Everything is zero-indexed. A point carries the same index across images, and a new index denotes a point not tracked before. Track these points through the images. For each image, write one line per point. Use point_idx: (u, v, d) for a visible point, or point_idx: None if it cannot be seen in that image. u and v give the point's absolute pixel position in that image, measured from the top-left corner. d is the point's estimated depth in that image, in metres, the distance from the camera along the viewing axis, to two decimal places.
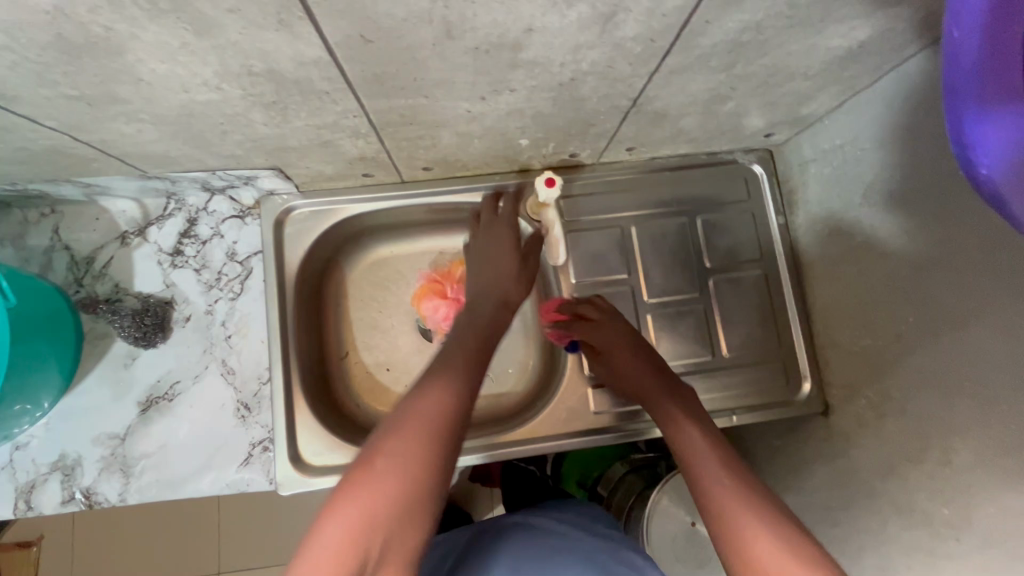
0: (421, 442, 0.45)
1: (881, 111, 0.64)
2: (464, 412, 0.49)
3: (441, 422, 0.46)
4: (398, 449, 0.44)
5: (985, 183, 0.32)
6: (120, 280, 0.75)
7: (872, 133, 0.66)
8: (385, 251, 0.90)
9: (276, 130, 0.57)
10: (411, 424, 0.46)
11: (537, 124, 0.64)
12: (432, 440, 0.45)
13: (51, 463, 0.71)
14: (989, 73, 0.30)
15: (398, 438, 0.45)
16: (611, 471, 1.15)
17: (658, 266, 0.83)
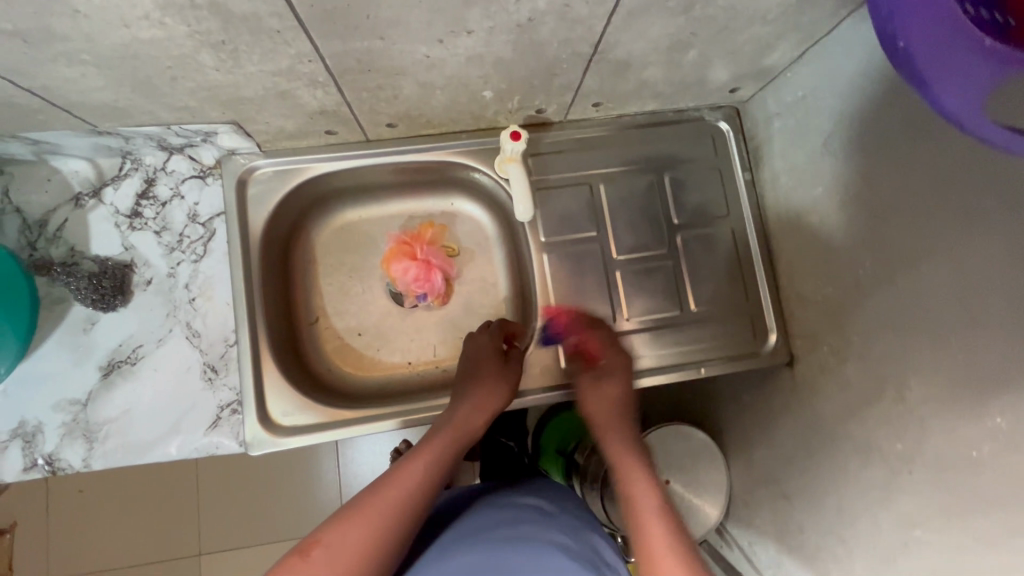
0: (382, 522, 0.56)
1: (839, 58, 0.65)
2: (443, 473, 0.66)
3: (422, 483, 0.62)
4: (360, 518, 0.55)
5: (948, 112, 0.37)
6: (76, 243, 0.73)
7: (831, 82, 0.67)
8: (353, 215, 0.89)
9: (230, 77, 0.56)
10: (395, 477, 0.61)
11: (499, 73, 0.64)
12: (413, 500, 0.60)
13: (10, 430, 0.69)
14: (916, 24, 0.37)
15: (364, 508, 0.56)
16: (588, 438, 1.18)
17: (628, 224, 0.83)
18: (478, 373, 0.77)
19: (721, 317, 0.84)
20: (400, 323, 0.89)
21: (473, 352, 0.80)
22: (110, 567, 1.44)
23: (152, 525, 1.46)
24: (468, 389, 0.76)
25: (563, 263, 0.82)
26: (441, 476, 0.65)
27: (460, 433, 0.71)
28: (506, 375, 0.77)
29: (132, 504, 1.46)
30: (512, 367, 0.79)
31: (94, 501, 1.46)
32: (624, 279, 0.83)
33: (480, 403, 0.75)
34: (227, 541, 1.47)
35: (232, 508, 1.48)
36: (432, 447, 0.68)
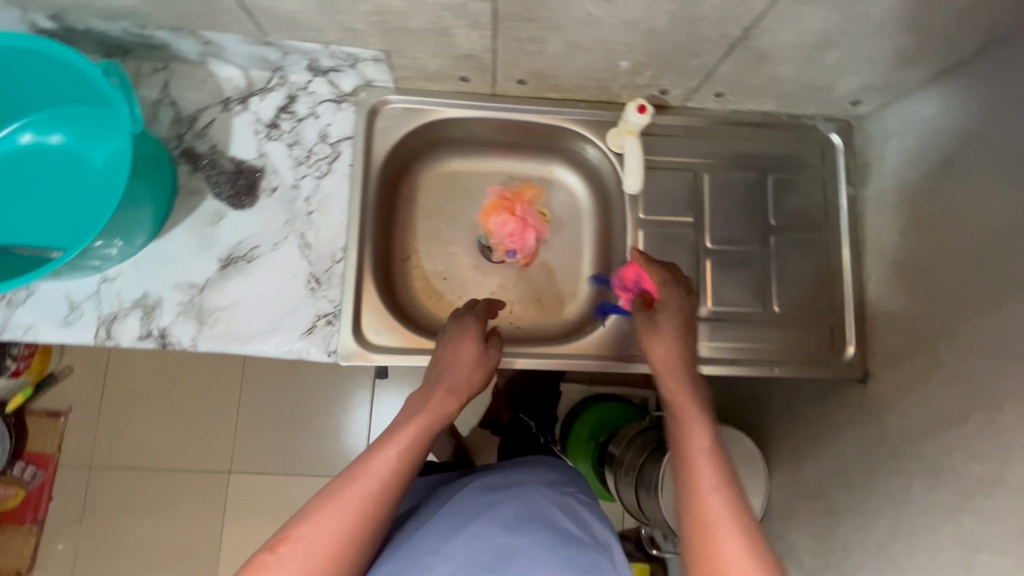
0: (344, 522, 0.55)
1: (977, 81, 0.66)
2: (414, 460, 0.63)
3: (390, 475, 0.59)
4: (324, 520, 0.55)
5: None
6: (218, 142, 0.79)
7: (966, 103, 0.67)
8: (457, 165, 0.94)
9: (407, 4, 0.60)
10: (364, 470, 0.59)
11: (644, 43, 0.66)
12: (380, 495, 0.58)
13: (134, 300, 0.76)
14: None
15: (329, 508, 0.56)
16: (623, 432, 1.23)
17: (724, 217, 0.85)
18: (456, 361, 0.74)
19: (801, 322, 0.84)
20: (483, 275, 0.92)
21: (456, 335, 0.77)
22: (150, 466, 1.53)
23: (193, 434, 1.55)
24: (448, 370, 0.73)
25: (655, 242, 0.84)
26: (411, 464, 0.62)
27: (434, 415, 0.68)
28: (484, 359, 0.75)
29: (179, 412, 1.55)
30: (487, 346, 0.76)
31: (146, 403, 1.55)
32: (713, 268, 0.84)
33: (461, 383, 0.73)
34: (258, 464, 1.54)
35: (268, 434, 1.55)
36: (403, 431, 0.65)
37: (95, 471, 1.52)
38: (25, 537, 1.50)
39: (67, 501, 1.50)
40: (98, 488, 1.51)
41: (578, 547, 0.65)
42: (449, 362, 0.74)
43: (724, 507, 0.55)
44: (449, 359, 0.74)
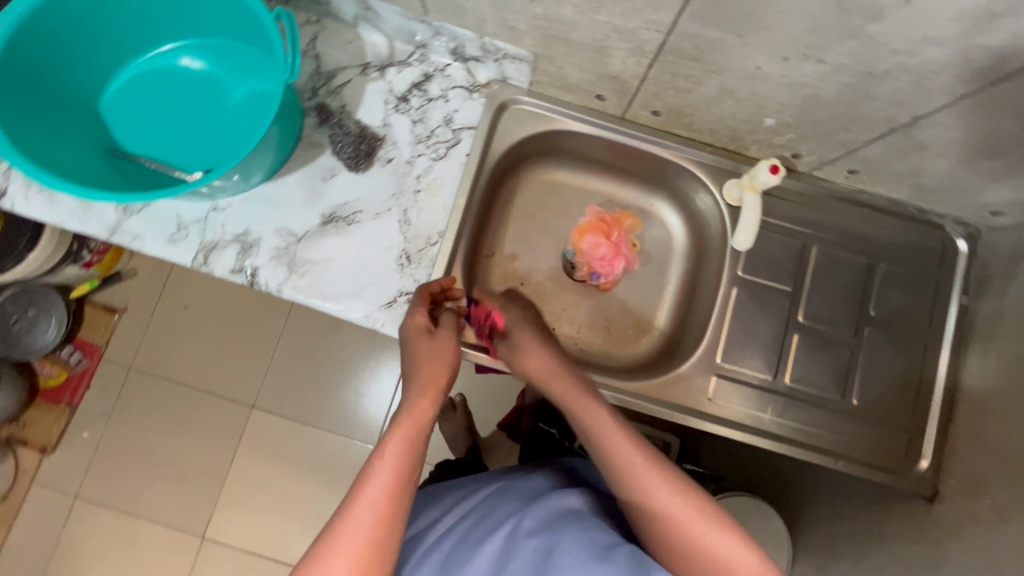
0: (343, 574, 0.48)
1: None
2: (404, 484, 0.54)
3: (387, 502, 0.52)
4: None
5: None
6: (348, 103, 0.80)
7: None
8: (561, 177, 0.93)
9: (579, 18, 0.60)
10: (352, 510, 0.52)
11: (801, 107, 0.64)
12: (376, 536, 0.51)
13: (235, 234, 0.78)
14: None
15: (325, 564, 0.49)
16: None
17: (824, 295, 0.82)
18: (430, 359, 0.66)
19: (878, 422, 0.80)
20: (560, 290, 0.92)
21: (407, 326, 0.69)
22: (184, 382, 1.58)
23: (230, 363, 1.60)
24: (423, 369, 0.64)
25: (745, 303, 0.82)
26: (403, 491, 0.54)
27: (417, 422, 0.59)
28: (444, 352, 0.68)
29: (223, 338, 1.60)
30: (449, 331, 0.70)
31: (195, 322, 1.60)
32: (798, 343, 0.81)
33: (433, 377, 0.64)
34: (283, 408, 1.58)
35: (299, 381, 1.59)
36: (390, 442, 0.56)
37: (133, 374, 1.58)
38: (55, 419, 1.54)
39: (102, 394, 1.57)
40: (132, 390, 1.57)
41: (619, 542, 0.57)
42: (426, 360, 0.66)
43: (687, 505, 0.54)
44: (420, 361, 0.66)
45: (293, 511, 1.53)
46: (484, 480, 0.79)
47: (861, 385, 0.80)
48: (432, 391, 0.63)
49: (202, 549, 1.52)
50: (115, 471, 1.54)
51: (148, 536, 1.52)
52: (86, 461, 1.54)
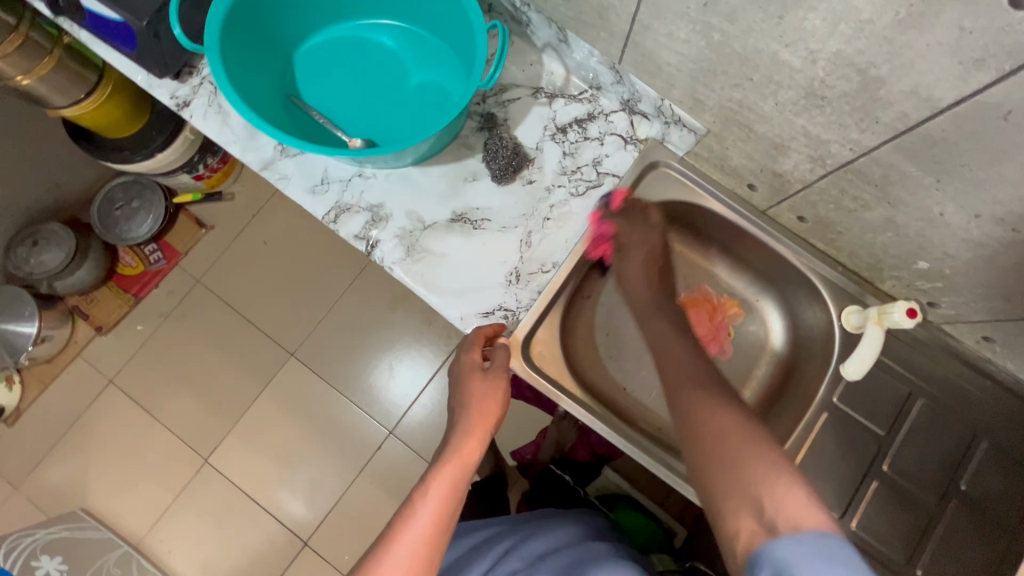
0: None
1: None
2: (445, 520, 0.61)
3: (431, 530, 0.59)
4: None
5: None
6: (510, 119, 0.83)
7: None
8: (678, 246, 0.93)
9: (773, 113, 0.61)
10: (405, 533, 0.59)
11: (965, 262, 0.62)
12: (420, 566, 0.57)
13: (369, 204, 0.82)
14: None
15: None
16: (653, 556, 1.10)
17: (916, 451, 0.77)
18: (481, 397, 0.72)
19: None
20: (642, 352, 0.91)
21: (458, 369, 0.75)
22: (240, 311, 1.65)
23: (286, 306, 1.65)
24: (472, 409, 0.71)
25: (832, 430, 0.79)
26: (443, 526, 0.61)
27: (461, 466, 0.66)
28: (494, 390, 0.73)
29: (288, 282, 1.66)
30: (502, 373, 0.74)
31: (269, 259, 1.67)
32: (875, 491, 0.77)
33: (486, 419, 0.71)
34: (319, 365, 1.61)
35: (343, 345, 1.62)
36: (441, 474, 0.64)
37: (199, 287, 1.66)
38: (119, 304, 1.62)
39: (166, 297, 1.65)
40: (193, 301, 1.65)
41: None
42: (479, 403, 0.71)
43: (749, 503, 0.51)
44: (476, 401, 0.71)
45: (295, 465, 1.55)
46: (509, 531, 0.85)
47: (928, 556, 0.75)
48: (479, 432, 0.70)
49: (202, 470, 1.56)
50: (152, 371, 1.61)
51: (159, 441, 1.57)
52: (131, 352, 1.62)
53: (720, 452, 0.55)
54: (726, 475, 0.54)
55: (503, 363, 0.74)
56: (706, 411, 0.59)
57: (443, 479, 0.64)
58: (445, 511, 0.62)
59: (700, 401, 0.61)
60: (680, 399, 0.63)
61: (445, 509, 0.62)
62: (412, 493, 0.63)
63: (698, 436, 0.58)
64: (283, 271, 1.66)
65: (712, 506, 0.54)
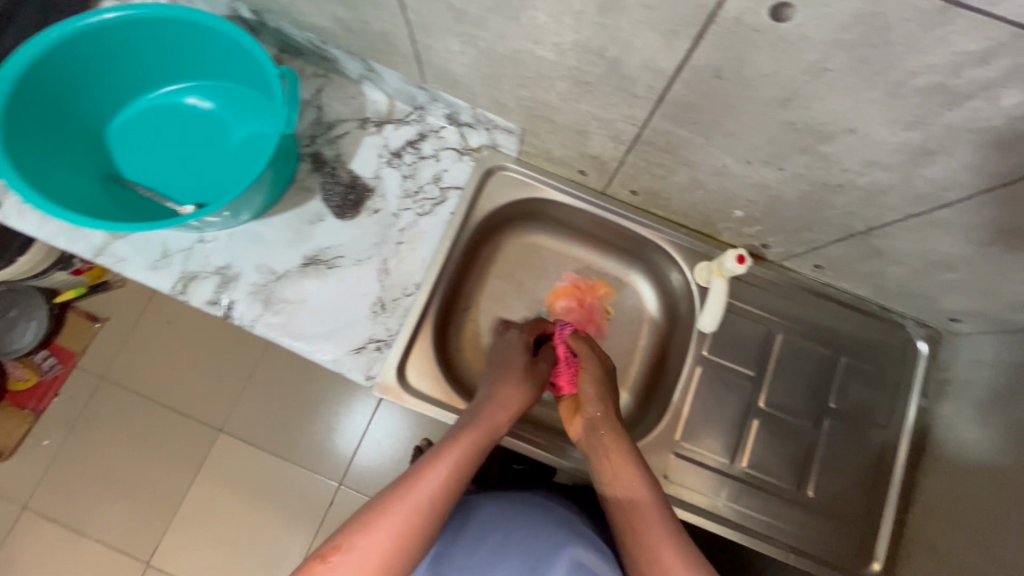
0: (389, 542, 0.56)
1: None
2: (445, 501, 0.60)
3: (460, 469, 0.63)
4: (398, 503, 0.58)
5: None
6: (343, 154, 0.84)
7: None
8: (543, 240, 0.96)
9: (561, 104, 0.64)
10: (414, 488, 0.59)
11: (766, 204, 0.68)
12: (449, 488, 0.61)
13: (216, 267, 0.80)
14: None
15: (375, 530, 0.56)
16: None
17: (785, 383, 0.83)
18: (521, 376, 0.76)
19: (834, 517, 0.79)
20: None
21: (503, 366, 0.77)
22: (155, 400, 1.56)
23: (210, 383, 1.58)
24: (492, 410, 0.71)
25: (709, 383, 0.83)
26: (443, 504, 0.60)
27: (488, 427, 0.69)
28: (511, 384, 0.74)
29: (202, 356, 1.59)
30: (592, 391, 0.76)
31: (177, 338, 1.60)
32: (758, 429, 0.82)
33: (519, 394, 0.74)
34: (251, 434, 1.55)
35: (276, 410, 1.57)
36: (472, 429, 0.67)
37: (105, 385, 1.56)
38: (18, 423, 1.50)
39: (69, 402, 1.54)
40: (103, 400, 1.55)
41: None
42: (501, 402, 0.72)
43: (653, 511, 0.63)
44: (495, 395, 0.73)
45: (247, 544, 1.48)
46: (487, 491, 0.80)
47: (815, 477, 0.80)
48: (513, 400, 0.73)
49: None
50: (69, 485, 1.50)
51: (92, 557, 1.46)
52: (41, 471, 1.50)
53: (635, 491, 0.65)
54: (646, 527, 0.62)
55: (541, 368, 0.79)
56: (616, 459, 0.69)
57: (450, 459, 0.63)
58: (445, 491, 0.61)
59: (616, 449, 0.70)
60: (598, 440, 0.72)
61: (446, 490, 0.61)
62: (425, 456, 0.64)
63: (617, 474, 0.68)
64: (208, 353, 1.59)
65: (631, 533, 0.63)
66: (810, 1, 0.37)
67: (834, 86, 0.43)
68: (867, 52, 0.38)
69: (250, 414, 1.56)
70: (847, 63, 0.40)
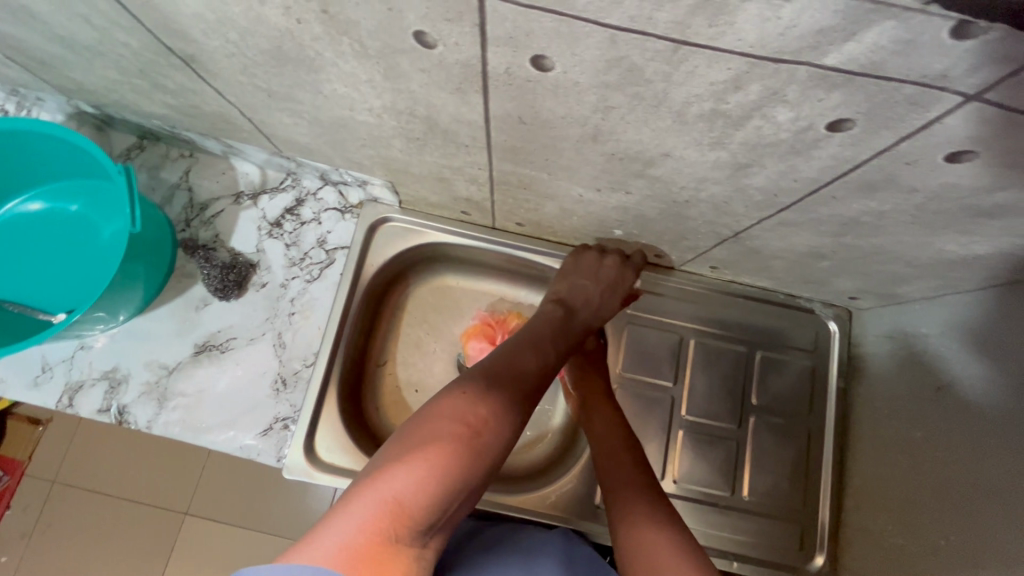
0: (444, 468, 0.47)
1: (965, 316, 0.62)
2: (497, 449, 0.52)
3: (505, 422, 0.53)
4: (448, 439, 0.49)
5: None
6: (221, 233, 0.81)
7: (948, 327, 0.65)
8: (451, 280, 0.93)
9: (408, 157, 0.62)
10: (457, 432, 0.49)
11: (636, 222, 0.66)
12: (481, 453, 0.50)
13: (102, 371, 0.76)
14: None
15: (430, 457, 0.47)
16: None
17: (704, 387, 0.82)
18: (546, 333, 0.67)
19: (772, 516, 0.78)
20: None
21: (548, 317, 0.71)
22: (107, 491, 1.29)
23: (161, 469, 1.31)
24: (529, 359, 0.61)
25: (630, 401, 0.82)
26: (490, 452, 0.51)
27: (521, 382, 0.58)
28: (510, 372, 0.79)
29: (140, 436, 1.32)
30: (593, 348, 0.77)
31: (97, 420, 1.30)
32: (684, 440, 0.81)
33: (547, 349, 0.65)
34: (222, 510, 1.29)
35: (248, 492, 1.31)
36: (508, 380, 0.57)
37: (60, 488, 1.29)
38: None
39: (21, 516, 1.27)
40: (54, 507, 1.28)
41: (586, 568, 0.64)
42: (535, 354, 0.62)
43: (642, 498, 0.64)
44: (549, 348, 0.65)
45: None
46: (548, 543, 0.67)
47: (747, 478, 0.79)
48: (534, 352, 0.63)
49: None
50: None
51: None
52: None
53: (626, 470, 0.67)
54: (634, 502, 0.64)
55: (531, 372, 0.60)
56: (608, 445, 0.71)
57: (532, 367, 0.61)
58: (493, 442, 0.51)
59: (630, 485, 0.66)
60: (604, 475, 0.68)
61: (498, 433, 0.52)
62: (464, 390, 0.54)
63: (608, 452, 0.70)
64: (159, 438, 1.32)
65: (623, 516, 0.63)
66: (560, 53, 0.36)
67: (628, 119, 0.42)
68: (637, 89, 0.38)
69: (214, 500, 1.30)
70: (627, 100, 0.39)
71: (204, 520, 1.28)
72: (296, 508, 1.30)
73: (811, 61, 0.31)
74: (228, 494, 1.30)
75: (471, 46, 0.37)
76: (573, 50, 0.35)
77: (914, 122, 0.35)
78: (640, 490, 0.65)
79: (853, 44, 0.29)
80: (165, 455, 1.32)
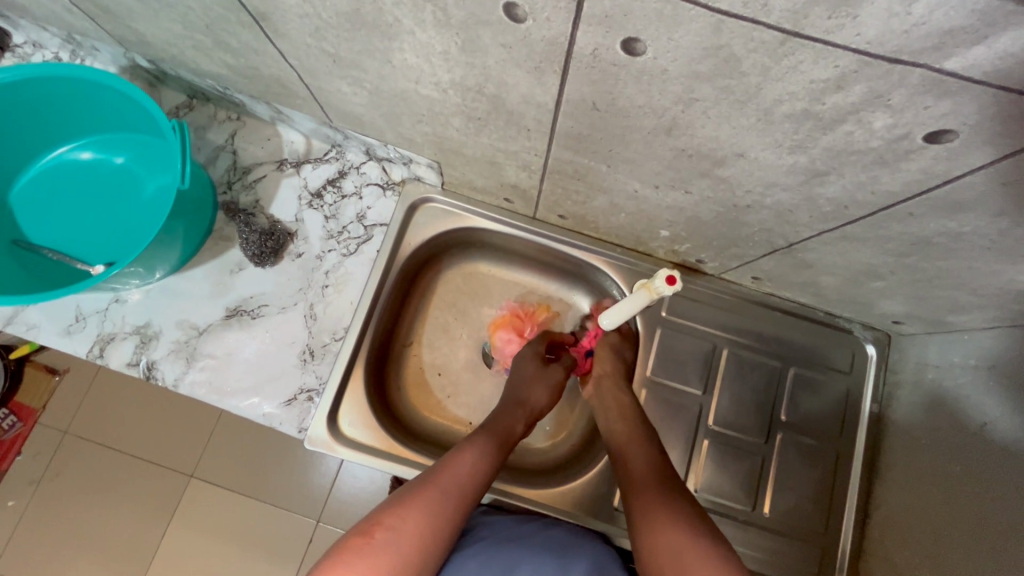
0: (415, 528, 0.55)
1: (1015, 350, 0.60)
2: (463, 501, 0.60)
3: (469, 468, 0.62)
4: (414, 509, 0.56)
5: None
6: (262, 198, 0.81)
7: (995, 361, 0.62)
8: (483, 267, 0.92)
9: (464, 137, 0.61)
10: (419, 497, 0.58)
11: (686, 224, 0.65)
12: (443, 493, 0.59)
13: (135, 326, 0.76)
14: None
15: (403, 519, 0.55)
16: None
17: (733, 399, 0.81)
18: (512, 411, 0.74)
19: (792, 535, 0.77)
20: (476, 380, 0.88)
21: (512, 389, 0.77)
22: (119, 446, 1.30)
23: (174, 430, 1.32)
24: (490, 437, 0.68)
25: (656, 406, 0.81)
26: (454, 507, 0.59)
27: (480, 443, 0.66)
28: (529, 404, 0.76)
29: (156, 396, 1.33)
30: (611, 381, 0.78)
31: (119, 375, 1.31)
32: (707, 450, 0.79)
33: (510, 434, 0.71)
34: (232, 476, 1.30)
35: (256, 462, 1.31)
36: (461, 455, 0.64)
37: (74, 438, 1.30)
38: None
39: (32, 461, 1.28)
40: (68, 456, 1.29)
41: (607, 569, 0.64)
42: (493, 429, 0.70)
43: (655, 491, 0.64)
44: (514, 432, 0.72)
45: None
46: (577, 542, 0.66)
47: (769, 494, 0.78)
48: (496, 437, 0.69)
49: None
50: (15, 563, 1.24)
51: None
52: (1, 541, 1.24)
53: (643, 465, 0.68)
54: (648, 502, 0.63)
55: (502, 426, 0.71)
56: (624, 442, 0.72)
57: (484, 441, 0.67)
58: (455, 499, 0.59)
59: (647, 489, 0.65)
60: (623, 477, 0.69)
61: (464, 485, 0.61)
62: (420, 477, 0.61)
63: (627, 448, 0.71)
64: (175, 400, 1.34)
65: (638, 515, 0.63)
66: (656, 37, 0.34)
67: (710, 114, 0.41)
68: (727, 83, 0.36)
69: (222, 465, 1.30)
70: (714, 93, 0.38)
71: (212, 484, 1.29)
72: (303, 480, 1.30)
73: (930, 64, 0.30)
74: (237, 460, 1.31)
75: (562, 23, 0.36)
76: (669, 35, 0.34)
77: (1021, 137, 0.33)
78: (659, 496, 0.63)
79: (982, 49, 0.28)
80: (180, 416, 1.33)
